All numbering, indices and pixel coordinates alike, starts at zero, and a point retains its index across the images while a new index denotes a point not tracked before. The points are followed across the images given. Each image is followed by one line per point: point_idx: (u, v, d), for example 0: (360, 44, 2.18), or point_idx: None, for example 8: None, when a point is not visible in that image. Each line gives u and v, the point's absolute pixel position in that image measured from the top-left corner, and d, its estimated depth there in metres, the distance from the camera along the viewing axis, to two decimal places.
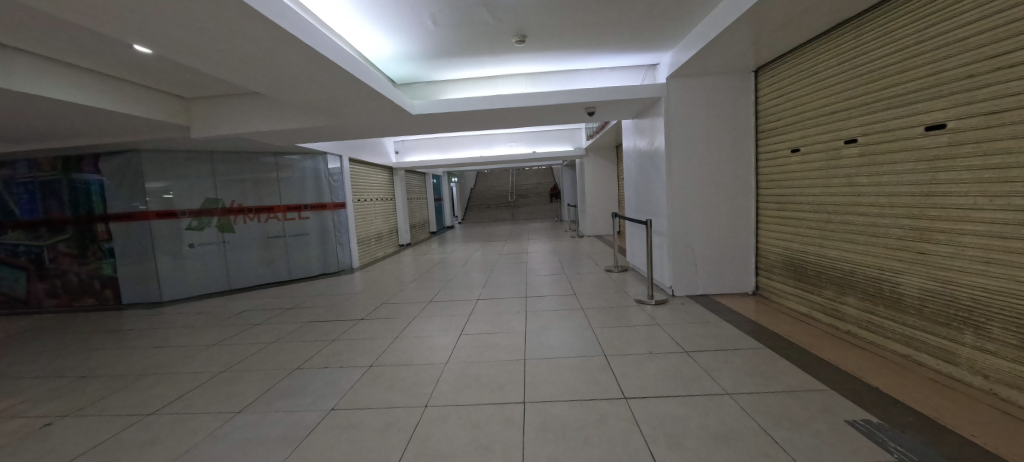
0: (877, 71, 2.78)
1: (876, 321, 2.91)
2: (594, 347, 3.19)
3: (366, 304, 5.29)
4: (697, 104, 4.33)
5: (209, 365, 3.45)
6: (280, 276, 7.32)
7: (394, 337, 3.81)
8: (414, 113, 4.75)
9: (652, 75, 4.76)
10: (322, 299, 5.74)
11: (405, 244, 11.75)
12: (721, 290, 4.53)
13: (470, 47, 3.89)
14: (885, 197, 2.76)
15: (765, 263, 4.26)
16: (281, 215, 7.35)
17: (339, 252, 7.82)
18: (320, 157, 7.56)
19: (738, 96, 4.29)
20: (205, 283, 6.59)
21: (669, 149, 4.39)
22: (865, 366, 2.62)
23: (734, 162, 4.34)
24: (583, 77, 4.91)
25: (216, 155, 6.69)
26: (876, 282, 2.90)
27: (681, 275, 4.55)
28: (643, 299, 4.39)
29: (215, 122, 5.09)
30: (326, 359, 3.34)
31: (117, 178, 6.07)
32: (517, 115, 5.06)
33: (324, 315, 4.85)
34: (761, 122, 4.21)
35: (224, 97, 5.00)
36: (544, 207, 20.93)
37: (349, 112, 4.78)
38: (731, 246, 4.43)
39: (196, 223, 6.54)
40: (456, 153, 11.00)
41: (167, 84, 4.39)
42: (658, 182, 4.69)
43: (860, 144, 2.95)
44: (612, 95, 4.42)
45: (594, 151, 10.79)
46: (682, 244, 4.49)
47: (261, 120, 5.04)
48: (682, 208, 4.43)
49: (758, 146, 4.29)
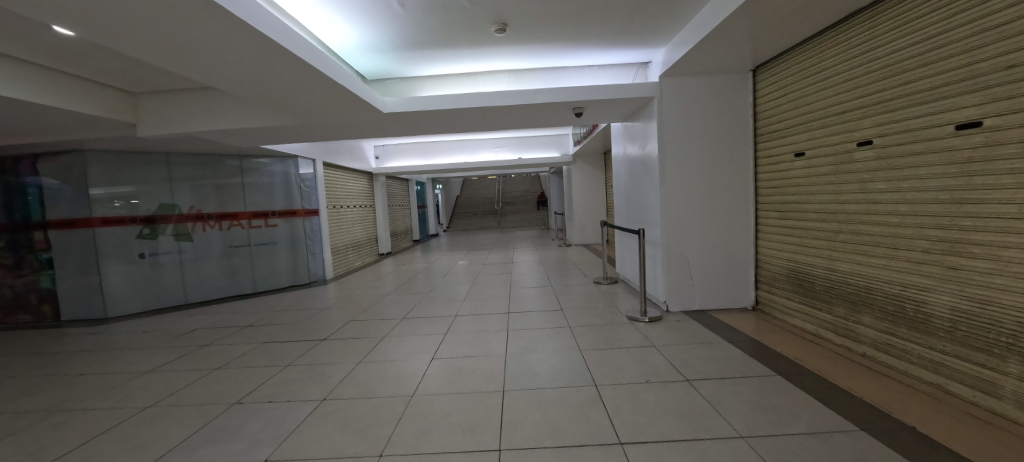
0: (895, 66, 2.52)
1: (897, 344, 2.61)
2: (582, 374, 2.79)
3: (334, 320, 4.79)
4: (690, 105, 4.05)
5: (131, 399, 2.92)
6: (244, 288, 6.73)
7: (357, 361, 3.35)
8: (386, 111, 4.33)
9: (643, 73, 4.44)
10: (286, 315, 5.21)
11: (385, 253, 11.24)
12: (718, 305, 4.20)
13: (446, 36, 3.51)
14: (906, 205, 2.48)
15: (766, 276, 3.96)
16: (246, 223, 6.77)
17: (311, 262, 7.31)
18: (291, 161, 7.06)
19: (734, 97, 4.03)
20: (158, 296, 5.99)
21: (662, 153, 4.09)
22: (891, 397, 2.29)
23: (730, 167, 4.05)
24: (569, 75, 4.57)
25: (173, 157, 6.14)
26: (898, 299, 2.59)
27: (676, 288, 4.20)
28: (635, 316, 4.02)
29: (164, 119, 4.57)
30: (271, 392, 2.85)
31: (60, 180, 5.47)
32: (499, 115, 4.68)
33: (283, 334, 4.33)
34: (759, 124, 3.94)
35: (175, 91, 4.50)
36: (531, 215, 20.65)
37: (315, 110, 4.33)
38: (729, 257, 4.12)
39: (148, 231, 5.96)
40: (439, 159, 10.59)
41: (105, 76, 3.89)
42: (651, 188, 4.36)
43: (875, 147, 2.67)
44: (601, 93, 4.09)
45: (581, 157, 10.51)
46: (675, 254, 4.16)
47: (216, 118, 4.55)
48: (677, 217, 4.12)
49: (756, 150, 4.01)
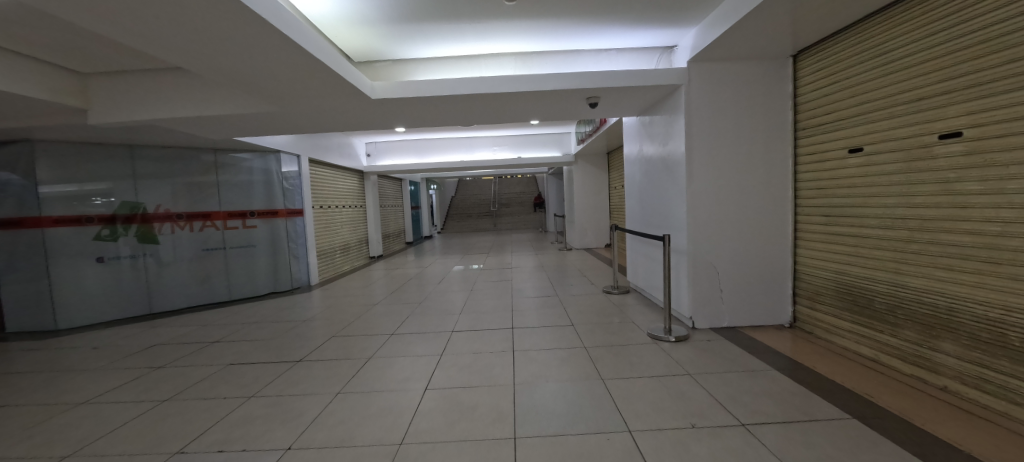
0: (997, 41, 2.07)
1: (993, 378, 2.16)
2: (611, 415, 2.28)
3: (313, 335, 4.22)
4: (721, 95, 3.58)
5: (48, 446, 2.32)
6: (217, 295, 6.10)
7: (336, 391, 2.80)
8: (375, 97, 3.79)
9: (668, 59, 3.95)
10: (261, 328, 4.62)
11: (375, 256, 10.65)
12: (749, 322, 3.74)
13: (444, 6, 2.98)
14: (1012, 210, 2.03)
15: (807, 289, 3.51)
16: (220, 223, 6.16)
17: (294, 267, 6.73)
18: (272, 157, 6.47)
19: (770, 87, 3.57)
20: (118, 305, 5.34)
21: (689, 150, 3.61)
22: (1003, 450, 1.82)
23: (765, 167, 3.60)
24: (583, 59, 4.08)
25: (138, 150, 5.51)
26: (994, 324, 2.15)
27: (703, 302, 3.73)
28: (659, 335, 3.51)
29: (118, 103, 3.93)
30: (225, 437, 2.29)
31: (4, 174, 4.82)
32: (503, 105, 4.18)
33: (253, 351, 3.75)
34: (801, 118, 3.49)
35: (131, 71, 3.88)
36: (527, 217, 20.18)
37: (294, 95, 3.78)
38: (762, 269, 3.67)
39: (108, 231, 5.31)
40: (435, 158, 10.07)
41: (42, 51, 3.28)
42: (675, 189, 3.88)
43: (964, 140, 2.24)
44: (622, 80, 3.61)
45: (583, 157, 10.05)
46: (703, 264, 3.68)
47: (179, 103, 3.94)
48: (704, 223, 3.65)
49: (796, 147, 3.56)
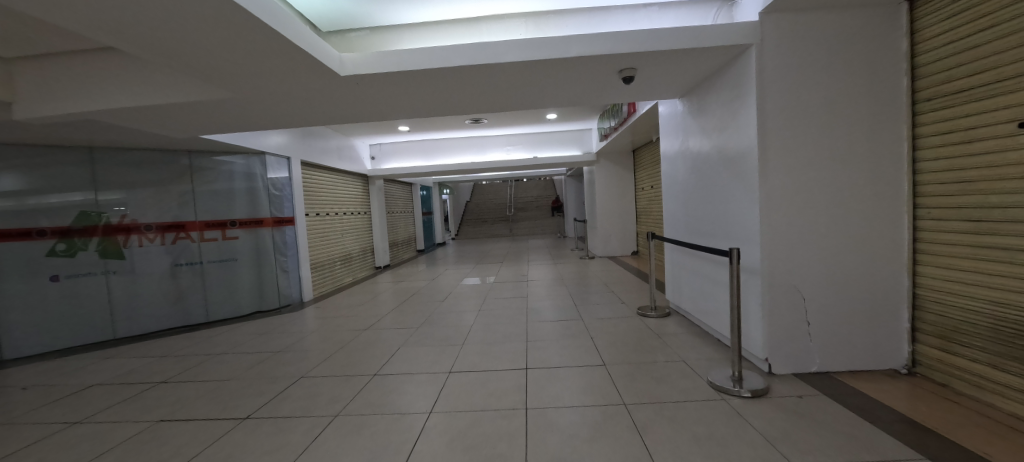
0: None
1: None
2: None
3: (283, 372, 3.44)
4: (805, 58, 2.65)
5: None
6: (194, 316, 5.46)
7: None
8: (345, 74, 3.01)
9: (728, 14, 3.06)
10: (227, 360, 3.88)
11: (382, 267, 9.95)
12: (848, 366, 2.75)
13: None
14: None
15: (938, 324, 2.50)
16: (196, 235, 5.52)
17: (282, 282, 6.07)
18: (257, 159, 5.79)
19: (875, 47, 2.61)
20: (77, 330, 4.75)
21: (763, 135, 2.68)
22: None
23: (870, 156, 2.63)
24: (614, 20, 3.21)
25: (99, 153, 4.91)
26: None
27: (783, 339, 2.76)
28: (726, 387, 2.57)
29: (49, 94, 3.27)
30: None
31: None
32: (514, 81, 3.34)
33: (200, 398, 2.98)
34: (925, 85, 2.50)
35: (64, 56, 3.23)
36: (544, 222, 19.26)
37: (251, 77, 3.03)
38: (866, 295, 2.69)
39: (65, 246, 4.73)
40: (443, 160, 9.33)
41: None
42: (739, 187, 2.94)
43: None
44: (671, 41, 2.73)
45: (606, 156, 9.11)
46: (782, 288, 2.73)
47: (118, 92, 3.25)
48: (784, 233, 2.70)
49: (919, 127, 2.55)
